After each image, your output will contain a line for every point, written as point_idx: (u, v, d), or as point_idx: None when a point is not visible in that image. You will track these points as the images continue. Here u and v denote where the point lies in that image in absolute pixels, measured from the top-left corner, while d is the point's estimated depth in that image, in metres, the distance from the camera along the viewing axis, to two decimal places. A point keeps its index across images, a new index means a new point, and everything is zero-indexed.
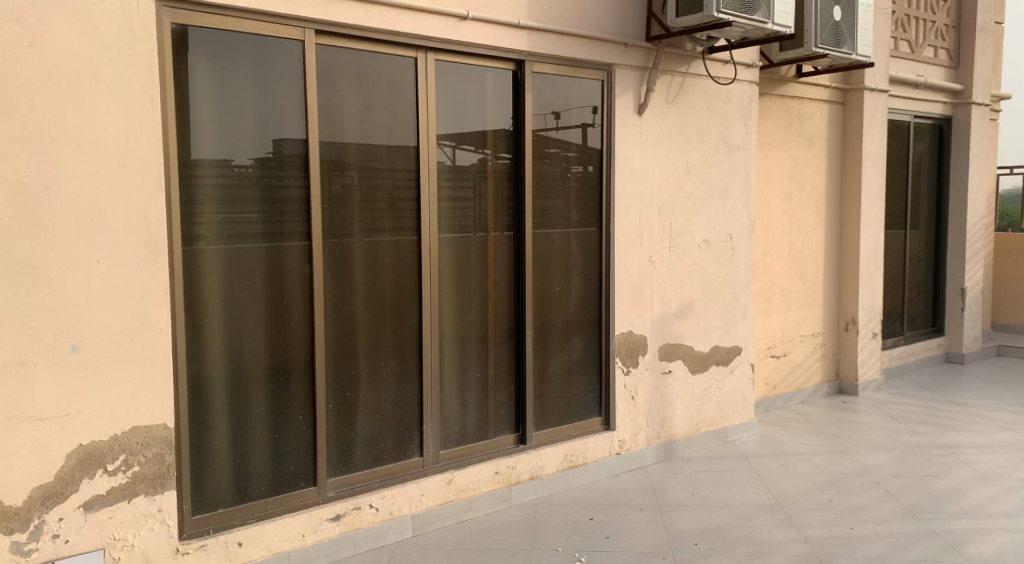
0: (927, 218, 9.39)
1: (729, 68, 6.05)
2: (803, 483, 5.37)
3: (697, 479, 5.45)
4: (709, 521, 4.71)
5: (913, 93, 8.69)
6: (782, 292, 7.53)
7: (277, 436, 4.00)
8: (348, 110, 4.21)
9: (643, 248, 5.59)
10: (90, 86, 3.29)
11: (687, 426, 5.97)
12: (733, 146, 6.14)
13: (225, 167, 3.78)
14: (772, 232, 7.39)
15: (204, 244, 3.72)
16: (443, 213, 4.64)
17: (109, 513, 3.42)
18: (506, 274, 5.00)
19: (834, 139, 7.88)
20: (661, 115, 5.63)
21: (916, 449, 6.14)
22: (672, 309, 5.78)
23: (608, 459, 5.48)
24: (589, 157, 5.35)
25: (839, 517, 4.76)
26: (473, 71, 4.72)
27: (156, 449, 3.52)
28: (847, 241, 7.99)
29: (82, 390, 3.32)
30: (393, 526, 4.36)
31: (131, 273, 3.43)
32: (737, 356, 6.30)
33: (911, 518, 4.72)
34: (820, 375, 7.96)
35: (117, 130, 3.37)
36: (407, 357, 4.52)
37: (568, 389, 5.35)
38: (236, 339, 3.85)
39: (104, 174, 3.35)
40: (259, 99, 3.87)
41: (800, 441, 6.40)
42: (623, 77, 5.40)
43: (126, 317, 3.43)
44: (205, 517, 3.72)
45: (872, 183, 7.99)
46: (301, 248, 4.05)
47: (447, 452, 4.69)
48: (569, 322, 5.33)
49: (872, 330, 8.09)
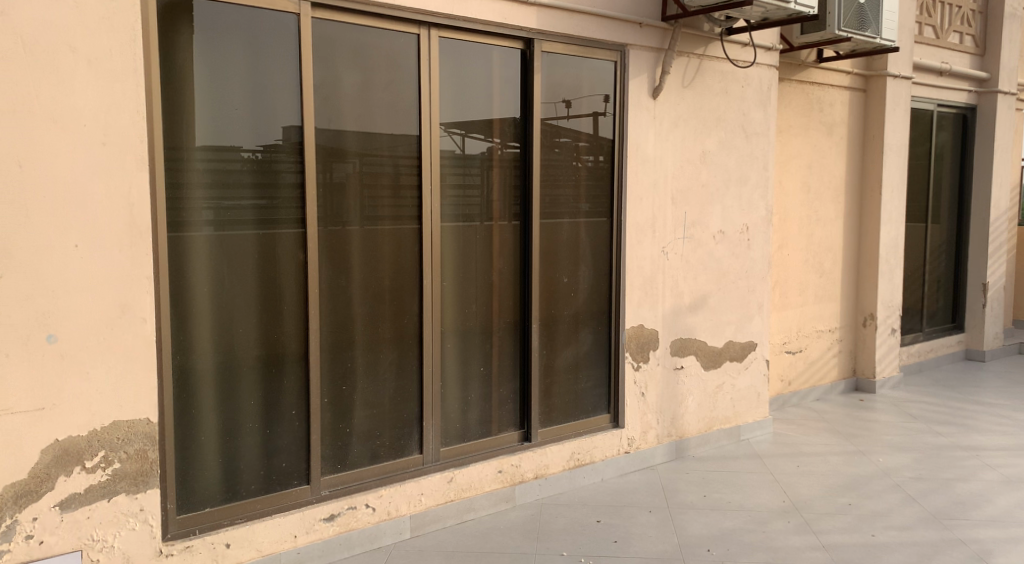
0: (949, 211, 9.08)
1: (748, 51, 5.79)
2: (820, 486, 5.15)
3: (710, 480, 5.22)
4: (722, 525, 4.49)
5: (938, 81, 8.38)
6: (799, 285, 7.28)
7: (268, 431, 3.80)
8: (347, 90, 3.99)
9: (655, 238, 5.35)
10: (67, 58, 3.07)
11: (699, 424, 5.75)
12: (751, 133, 5.88)
13: (216, 150, 3.57)
14: (789, 222, 7.13)
15: (191, 230, 3.52)
16: (447, 201, 4.42)
17: (87, 512, 3.21)
18: (512, 265, 4.78)
19: (854, 128, 7.60)
20: (677, 99, 5.37)
21: (937, 450, 5.90)
22: (685, 302, 5.55)
23: (616, 457, 5.26)
24: (600, 147, 5.11)
25: (859, 523, 4.53)
26: (479, 50, 4.49)
27: (138, 445, 3.32)
28: (867, 234, 7.71)
29: (58, 382, 3.11)
30: (390, 526, 4.16)
31: (112, 258, 3.22)
32: (752, 352, 6.06)
33: (936, 525, 4.49)
34: (836, 371, 7.71)
35: (97, 105, 3.15)
36: (407, 351, 4.32)
37: (576, 385, 5.14)
38: (226, 330, 3.65)
39: (83, 151, 3.13)
40: (251, 78, 3.65)
41: (815, 440, 6.16)
42: (637, 58, 5.15)
43: (106, 306, 3.22)
44: (192, 517, 3.54)
45: (894, 173, 7.70)
46: (295, 235, 3.83)
47: (448, 450, 4.49)
48: (577, 314, 5.11)
49: (891, 325, 7.83)
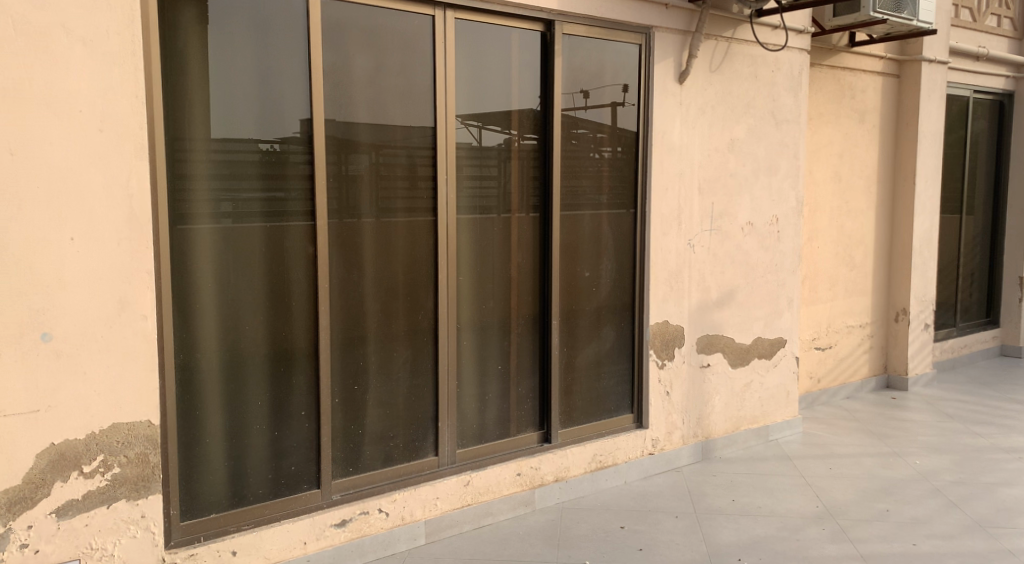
0: (985, 202, 8.74)
1: (779, 34, 5.53)
2: (855, 490, 4.91)
3: (738, 483, 5.00)
4: (753, 533, 4.27)
5: (974, 66, 8.05)
6: (829, 279, 7.00)
7: (276, 433, 3.64)
8: (358, 75, 3.80)
9: (681, 230, 5.12)
10: (61, 40, 2.88)
11: (726, 424, 5.52)
12: (781, 119, 5.61)
13: (221, 139, 3.40)
14: (820, 214, 6.86)
15: (195, 223, 3.34)
16: (463, 192, 4.22)
17: (86, 520, 3.04)
18: (531, 258, 4.58)
19: (887, 115, 7.30)
20: (704, 84, 5.13)
21: (977, 452, 5.63)
22: (712, 298, 5.32)
23: (640, 459, 5.05)
24: (624, 139, 4.88)
25: (899, 531, 4.31)
26: (497, 33, 4.28)
27: (139, 448, 3.14)
28: (900, 226, 7.42)
29: (53, 383, 2.93)
30: (404, 532, 3.98)
31: (110, 252, 3.04)
32: (782, 349, 5.81)
33: (981, 534, 4.26)
34: (867, 369, 7.44)
35: (93, 89, 2.96)
36: (422, 349, 4.13)
37: (597, 383, 4.93)
38: (232, 327, 3.48)
39: (78, 139, 2.94)
40: (258, 61, 3.46)
41: (847, 441, 5.91)
42: (662, 41, 4.91)
43: (103, 301, 3.03)
44: (196, 524, 3.37)
45: (929, 162, 7.39)
46: (304, 228, 3.65)
47: (465, 451, 4.31)
48: (599, 309, 4.90)
49: (924, 320, 7.54)
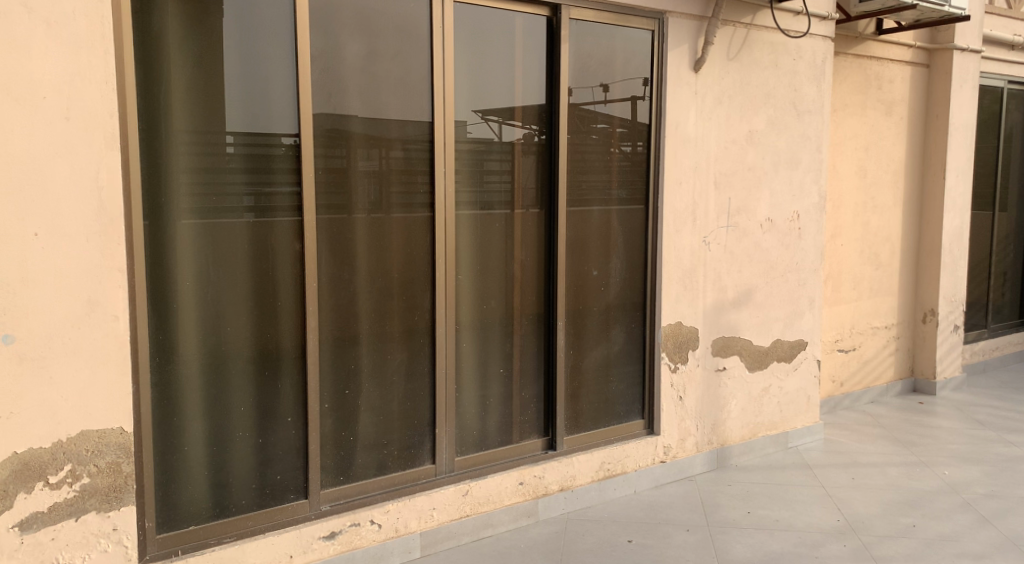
0: (1019, 198, 8.35)
1: (802, 20, 5.24)
2: (879, 502, 4.63)
3: (754, 494, 4.73)
4: (769, 549, 4.01)
5: (1009, 55, 7.66)
6: (853, 278, 6.70)
7: (262, 440, 3.45)
8: (349, 62, 3.58)
9: (696, 227, 4.86)
10: (23, 21, 2.69)
11: (742, 431, 5.25)
12: (803, 110, 5.32)
13: (204, 130, 3.20)
14: (844, 210, 6.56)
15: (174, 218, 3.15)
16: (464, 187, 4.00)
17: (52, 533, 2.86)
18: (536, 256, 4.34)
19: (916, 107, 6.97)
20: (721, 73, 4.86)
21: (1011, 463, 5.31)
22: (728, 298, 5.05)
23: (651, 468, 4.81)
24: (637, 132, 4.63)
25: (926, 549, 4.02)
26: (499, 16, 4.04)
27: (111, 457, 2.97)
28: (928, 223, 7.09)
29: (15, 388, 2.75)
30: (398, 545, 3.78)
31: (79, 248, 2.86)
32: (802, 352, 5.53)
33: (1015, 554, 3.96)
34: (893, 371, 7.12)
35: (60, 75, 2.78)
36: (418, 352, 3.91)
37: (606, 387, 4.70)
38: (214, 329, 3.29)
39: (43, 127, 2.75)
40: (241, 47, 3.26)
41: (872, 449, 5.62)
42: (677, 27, 4.64)
43: (71, 302, 2.85)
44: (173, 536, 3.19)
45: (960, 155, 7.04)
46: (291, 224, 3.44)
47: (464, 459, 4.09)
48: (608, 309, 4.66)
49: (954, 321, 7.21)
